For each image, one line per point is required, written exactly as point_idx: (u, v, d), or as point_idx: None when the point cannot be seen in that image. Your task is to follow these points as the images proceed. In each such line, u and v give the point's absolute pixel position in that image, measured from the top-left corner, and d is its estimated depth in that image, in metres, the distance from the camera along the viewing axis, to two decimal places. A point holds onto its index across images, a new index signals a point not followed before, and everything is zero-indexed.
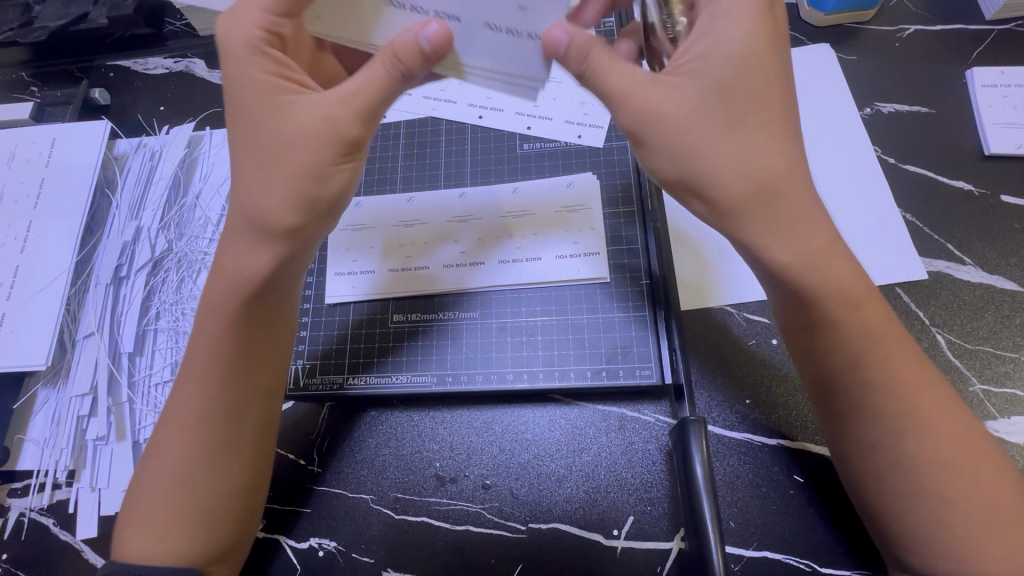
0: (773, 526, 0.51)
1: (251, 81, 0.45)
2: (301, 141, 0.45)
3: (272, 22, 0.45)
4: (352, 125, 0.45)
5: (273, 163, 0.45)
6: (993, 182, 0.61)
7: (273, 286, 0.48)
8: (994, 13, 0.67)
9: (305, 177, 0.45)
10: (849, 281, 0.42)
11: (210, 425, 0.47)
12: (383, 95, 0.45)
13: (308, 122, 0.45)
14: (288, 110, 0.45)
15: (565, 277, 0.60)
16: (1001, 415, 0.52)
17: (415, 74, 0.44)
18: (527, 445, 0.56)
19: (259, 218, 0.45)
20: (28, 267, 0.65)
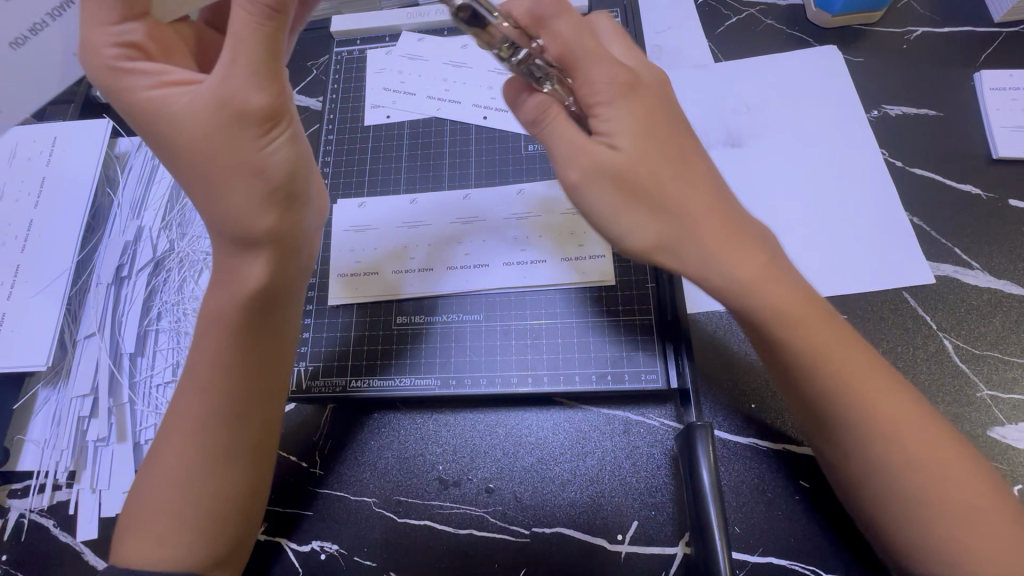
0: (779, 532, 0.50)
1: (174, 110, 0.43)
2: (217, 133, 0.43)
3: (118, 33, 0.43)
4: (257, 96, 0.43)
5: (215, 168, 0.44)
6: (1001, 186, 0.60)
7: (273, 294, 0.48)
8: (1003, 15, 0.67)
9: (243, 168, 0.44)
10: (798, 297, 0.44)
11: (217, 429, 0.47)
12: (269, 49, 0.42)
13: (206, 109, 0.43)
14: (184, 103, 0.43)
15: (570, 279, 0.59)
16: (1009, 422, 0.52)
17: (285, 8, 0.41)
18: (530, 448, 0.55)
19: (231, 228, 0.46)
20: (28, 267, 0.64)
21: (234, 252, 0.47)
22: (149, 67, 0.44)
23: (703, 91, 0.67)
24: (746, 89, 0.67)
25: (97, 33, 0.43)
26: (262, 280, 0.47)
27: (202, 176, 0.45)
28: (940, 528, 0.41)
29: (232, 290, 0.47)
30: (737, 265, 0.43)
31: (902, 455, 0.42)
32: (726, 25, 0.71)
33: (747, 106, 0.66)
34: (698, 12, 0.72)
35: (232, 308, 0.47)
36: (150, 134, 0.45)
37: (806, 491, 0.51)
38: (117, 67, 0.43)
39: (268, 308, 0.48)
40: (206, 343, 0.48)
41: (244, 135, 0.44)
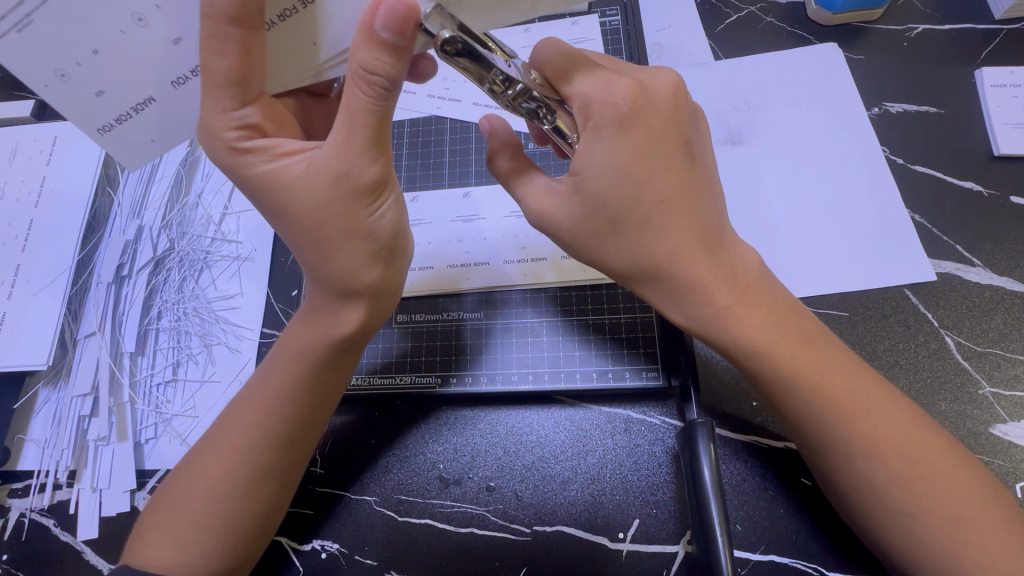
0: (780, 530, 0.50)
1: (292, 173, 0.43)
2: (331, 205, 0.42)
3: (237, 117, 0.41)
4: (369, 167, 0.41)
5: (327, 235, 0.43)
6: (1003, 183, 0.60)
7: (359, 340, 0.49)
8: (1003, 12, 0.67)
9: (355, 234, 0.44)
10: (766, 327, 0.44)
11: (239, 436, 0.47)
12: (381, 126, 0.40)
13: (322, 182, 0.42)
14: (300, 174, 0.42)
15: (569, 278, 0.59)
16: (1011, 419, 0.52)
17: (397, 84, 0.39)
18: (531, 447, 0.55)
19: (337, 285, 0.46)
20: (29, 266, 0.64)
21: (332, 301, 0.47)
22: (267, 143, 0.43)
23: (704, 90, 0.67)
24: (748, 88, 0.66)
25: (216, 118, 0.41)
26: (355, 328, 0.48)
27: (313, 240, 0.44)
28: (936, 540, 0.41)
29: (325, 334, 0.47)
30: (702, 297, 0.44)
31: (893, 471, 0.42)
32: (726, 24, 0.71)
33: (749, 104, 0.65)
34: (698, 10, 0.72)
35: (316, 346, 0.47)
36: (264, 203, 0.45)
37: (807, 488, 0.51)
38: (239, 146, 0.42)
39: (349, 354, 0.49)
40: (271, 369, 0.49)
41: (356, 205, 0.42)
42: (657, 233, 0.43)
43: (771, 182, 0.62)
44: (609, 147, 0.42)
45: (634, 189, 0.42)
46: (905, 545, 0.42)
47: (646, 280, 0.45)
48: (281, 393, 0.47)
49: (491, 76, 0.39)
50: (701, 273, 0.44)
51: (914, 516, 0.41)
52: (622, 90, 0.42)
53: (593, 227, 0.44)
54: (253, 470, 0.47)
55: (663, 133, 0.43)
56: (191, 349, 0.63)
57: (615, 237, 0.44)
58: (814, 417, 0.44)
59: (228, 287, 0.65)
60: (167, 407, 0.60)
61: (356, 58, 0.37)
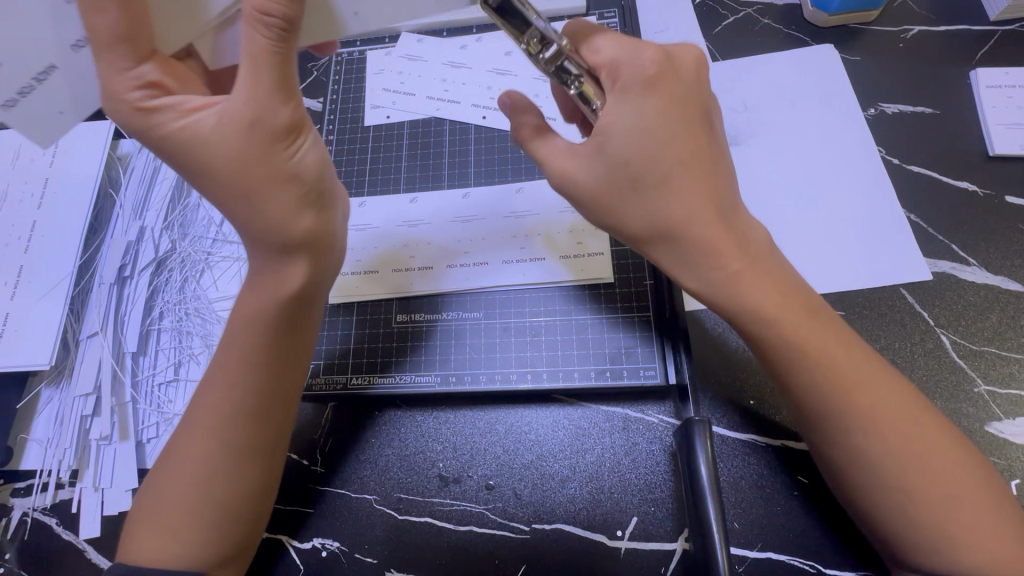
0: (777, 527, 0.51)
1: (204, 125, 0.44)
2: (246, 149, 0.44)
3: (135, 77, 0.43)
4: (277, 110, 0.44)
5: (248, 180, 0.44)
6: (998, 182, 0.61)
7: (307, 299, 0.50)
8: (999, 14, 0.67)
9: (276, 176, 0.45)
10: (773, 292, 0.45)
11: (224, 424, 0.47)
12: (280, 67, 0.42)
13: (232, 129, 0.43)
14: (212, 126, 0.44)
15: (568, 277, 0.60)
16: (1006, 417, 0.52)
17: (296, 26, 0.41)
18: (530, 445, 0.55)
19: (276, 239, 0.46)
20: (32, 267, 0.65)
21: (277, 258, 0.48)
22: (173, 101, 0.44)
23: None
24: (744, 89, 0.67)
25: (116, 79, 0.42)
26: (304, 284, 0.49)
27: (240, 192, 0.45)
28: (933, 519, 0.41)
29: (277, 293, 0.48)
30: (717, 261, 0.44)
31: (891, 445, 0.42)
32: (723, 26, 0.72)
33: (746, 106, 0.66)
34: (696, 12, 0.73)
35: (264, 306, 0.48)
36: (179, 161, 0.45)
37: (804, 486, 0.51)
38: (145, 107, 0.43)
39: (303, 314, 0.50)
40: (232, 338, 0.49)
41: (272, 146, 0.44)
42: (675, 192, 0.44)
43: (768, 182, 0.62)
44: (635, 103, 0.43)
45: (653, 148, 0.43)
46: (902, 532, 0.42)
47: (659, 241, 0.46)
48: (250, 362, 0.48)
49: (527, 36, 0.41)
50: (716, 239, 0.44)
51: (911, 495, 0.42)
52: (649, 55, 0.44)
53: (609, 185, 0.45)
54: (240, 454, 0.47)
55: (692, 94, 0.45)
56: (193, 349, 0.63)
57: (633, 195, 0.45)
58: (815, 392, 0.44)
59: (230, 287, 0.66)
60: (169, 407, 0.61)
61: (250, 2, 0.40)
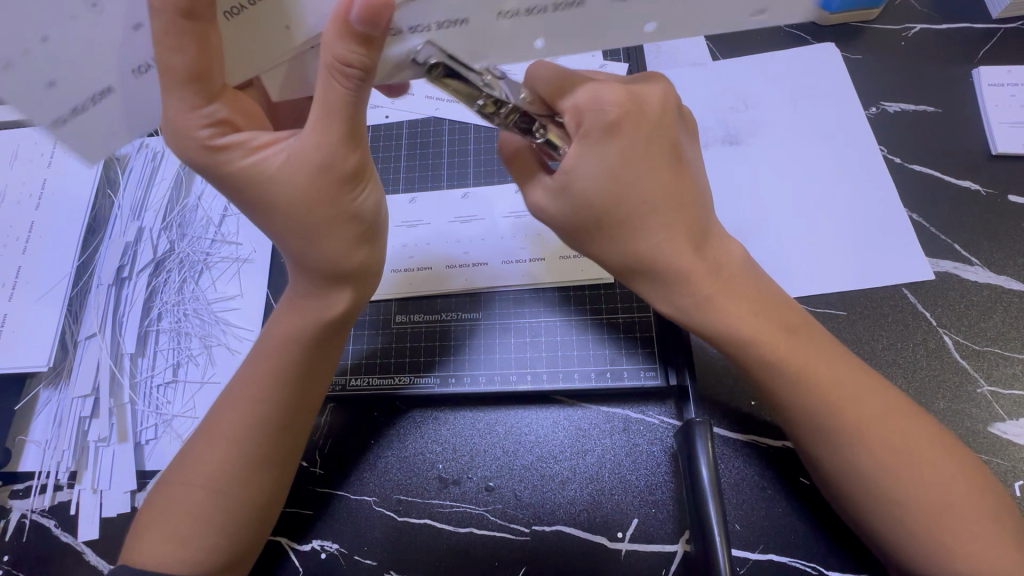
0: (779, 529, 0.50)
1: (285, 167, 0.43)
2: (314, 196, 0.43)
3: (205, 115, 0.41)
4: (344, 156, 0.42)
5: (309, 224, 0.44)
6: (1001, 181, 0.60)
7: (348, 321, 0.51)
8: (1001, 12, 0.67)
9: (341, 220, 0.45)
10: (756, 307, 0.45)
11: (238, 434, 0.47)
12: (348, 113, 0.40)
13: (301, 175, 0.43)
14: (278, 166, 0.43)
15: (568, 277, 0.60)
16: (1010, 418, 0.52)
17: (372, 75, 0.39)
18: (530, 447, 0.55)
19: (321, 269, 0.47)
20: (30, 268, 0.65)
21: (321, 285, 0.48)
22: (241, 138, 0.43)
23: (702, 90, 0.67)
24: (745, 88, 0.67)
25: (184, 117, 0.41)
26: (345, 309, 0.49)
27: (297, 232, 0.45)
28: (927, 529, 0.41)
29: (314, 315, 0.49)
30: (691, 289, 0.44)
31: (880, 460, 0.42)
32: None
33: (747, 105, 0.66)
34: None
35: (300, 325, 0.49)
36: (242, 196, 0.45)
37: (806, 488, 0.51)
38: (213, 145, 0.43)
39: (337, 335, 0.50)
40: (264, 351, 0.49)
41: (337, 191, 0.44)
42: (643, 230, 0.44)
43: (769, 181, 0.62)
44: (596, 152, 0.43)
45: (623, 189, 0.43)
46: (897, 537, 0.42)
47: (634, 275, 0.46)
48: (275, 376, 0.48)
49: (483, 96, 0.41)
50: (691, 270, 0.44)
51: (903, 506, 0.41)
52: (611, 97, 0.43)
53: (581, 224, 0.45)
54: (250, 464, 0.47)
55: (650, 132, 0.43)
56: (192, 350, 0.63)
57: (603, 233, 0.45)
58: (800, 406, 0.44)
59: (229, 288, 0.66)
60: (167, 408, 0.61)
61: (330, 51, 0.37)
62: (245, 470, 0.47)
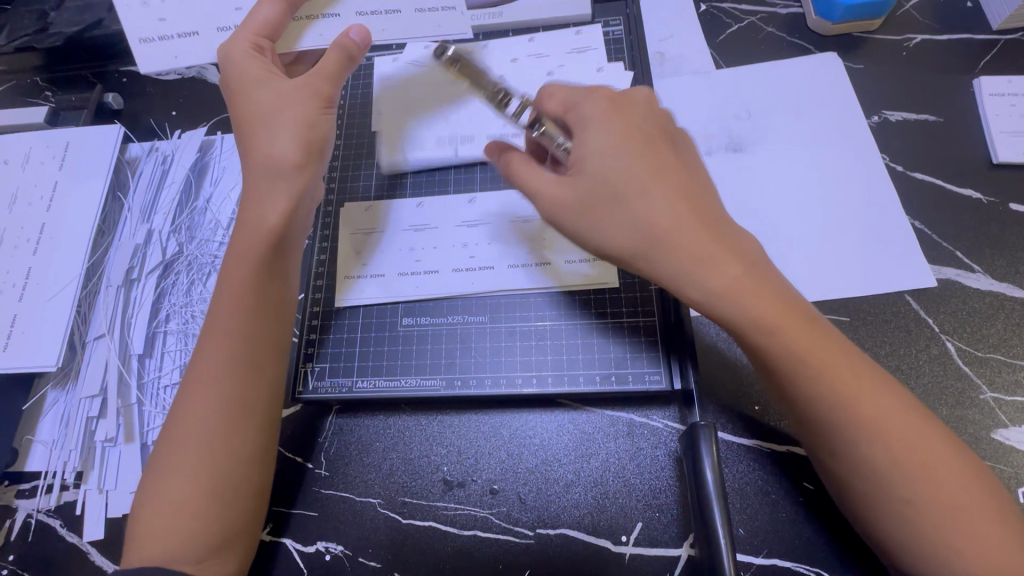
0: (782, 534, 0.50)
1: (279, 88, 0.52)
2: (288, 102, 0.52)
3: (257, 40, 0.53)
4: (325, 82, 0.53)
5: (275, 121, 0.51)
6: (1002, 190, 0.61)
7: (282, 245, 0.51)
8: (1000, 23, 0.68)
9: (299, 124, 0.51)
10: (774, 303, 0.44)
11: (197, 447, 0.46)
12: (344, 68, 0.54)
13: (288, 94, 0.52)
14: (261, 74, 0.52)
15: (574, 281, 0.60)
16: (1013, 424, 0.52)
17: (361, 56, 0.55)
18: (534, 450, 0.55)
19: (264, 159, 0.51)
20: (40, 269, 0.65)
21: (262, 185, 0.51)
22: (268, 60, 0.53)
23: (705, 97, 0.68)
24: (748, 96, 0.67)
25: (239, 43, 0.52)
26: (279, 225, 0.50)
27: (258, 124, 0.52)
28: (934, 530, 0.41)
29: (255, 235, 0.50)
30: (714, 269, 0.44)
31: (897, 456, 0.42)
32: (727, 34, 0.72)
33: (749, 113, 0.66)
34: (699, 20, 0.73)
35: (250, 249, 0.50)
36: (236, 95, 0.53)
37: (809, 493, 0.51)
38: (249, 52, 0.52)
39: (282, 258, 0.51)
40: (210, 349, 0.48)
41: (311, 109, 0.52)
42: (654, 203, 0.45)
43: (771, 188, 0.62)
44: (603, 134, 0.48)
45: (633, 167, 0.46)
46: (902, 537, 0.42)
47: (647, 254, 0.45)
48: (226, 373, 0.47)
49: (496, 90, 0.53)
50: (711, 247, 0.44)
51: (909, 507, 0.42)
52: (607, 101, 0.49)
53: (591, 202, 0.47)
54: (213, 478, 0.46)
55: (644, 127, 0.48)
56: None
57: (616, 208, 0.46)
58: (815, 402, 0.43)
59: None
60: None
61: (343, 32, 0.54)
62: (209, 487, 0.45)
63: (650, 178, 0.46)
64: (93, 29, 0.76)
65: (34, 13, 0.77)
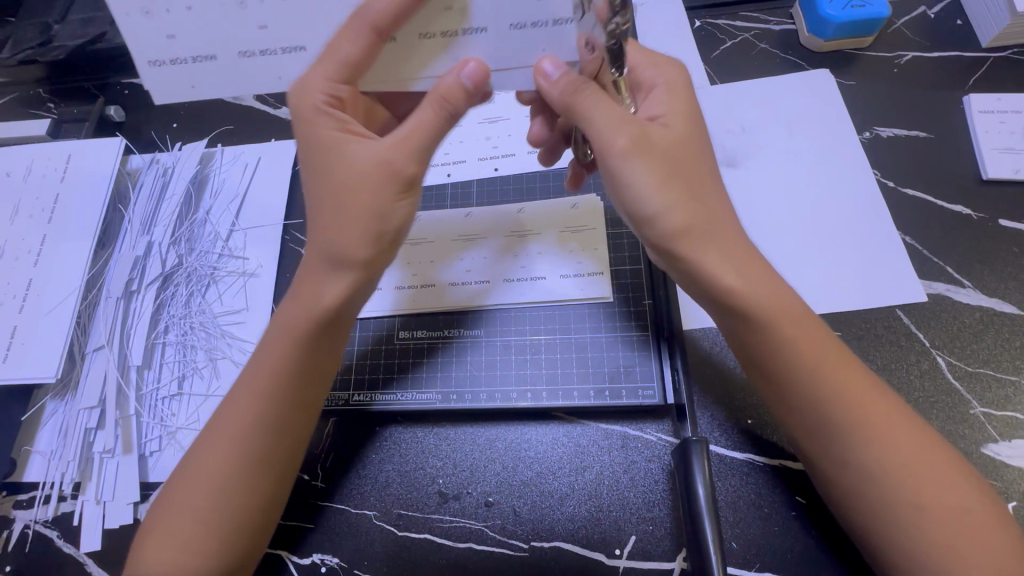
0: (774, 548, 0.51)
1: (358, 162, 0.46)
2: (365, 181, 0.46)
3: (333, 87, 0.45)
4: (409, 164, 0.46)
5: (345, 199, 0.46)
6: (992, 206, 0.62)
7: (338, 317, 0.49)
8: (990, 41, 0.69)
9: (372, 214, 0.46)
10: (793, 308, 0.46)
11: (208, 490, 0.47)
12: (435, 140, 0.46)
13: (368, 168, 0.46)
14: (354, 152, 0.47)
15: (569, 295, 0.61)
16: (1003, 439, 0.52)
17: (462, 116, 0.45)
18: (529, 463, 0.56)
19: (337, 250, 0.47)
20: (41, 281, 0.66)
21: (329, 266, 0.48)
22: (343, 118, 0.47)
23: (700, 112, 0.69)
24: (742, 112, 0.68)
25: (314, 80, 0.45)
26: (339, 302, 0.48)
27: (336, 205, 0.46)
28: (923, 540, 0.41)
29: (311, 307, 0.48)
30: (751, 266, 0.47)
31: (893, 465, 0.43)
32: (721, 50, 0.73)
33: (743, 129, 0.67)
34: (694, 36, 0.74)
35: (305, 322, 0.48)
36: (316, 159, 0.48)
37: (801, 507, 0.51)
38: (320, 107, 0.46)
39: (334, 332, 0.50)
40: (235, 401, 0.49)
41: (386, 193, 0.46)
42: (712, 203, 0.47)
43: (765, 203, 0.63)
44: (681, 135, 0.48)
45: (699, 168, 0.48)
46: (901, 550, 0.42)
47: (697, 234, 0.46)
48: (248, 430, 0.48)
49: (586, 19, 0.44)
50: (752, 255, 0.47)
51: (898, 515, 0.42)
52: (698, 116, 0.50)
53: (653, 170, 0.46)
54: (222, 519, 0.47)
55: (698, 125, 0.49)
56: (197, 364, 0.64)
57: (677, 186, 0.46)
58: (821, 408, 0.45)
59: (235, 302, 0.67)
60: (172, 420, 0.61)
61: (440, 83, 0.43)
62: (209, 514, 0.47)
63: (692, 170, 0.47)
64: (96, 42, 0.77)
65: (37, 26, 0.78)
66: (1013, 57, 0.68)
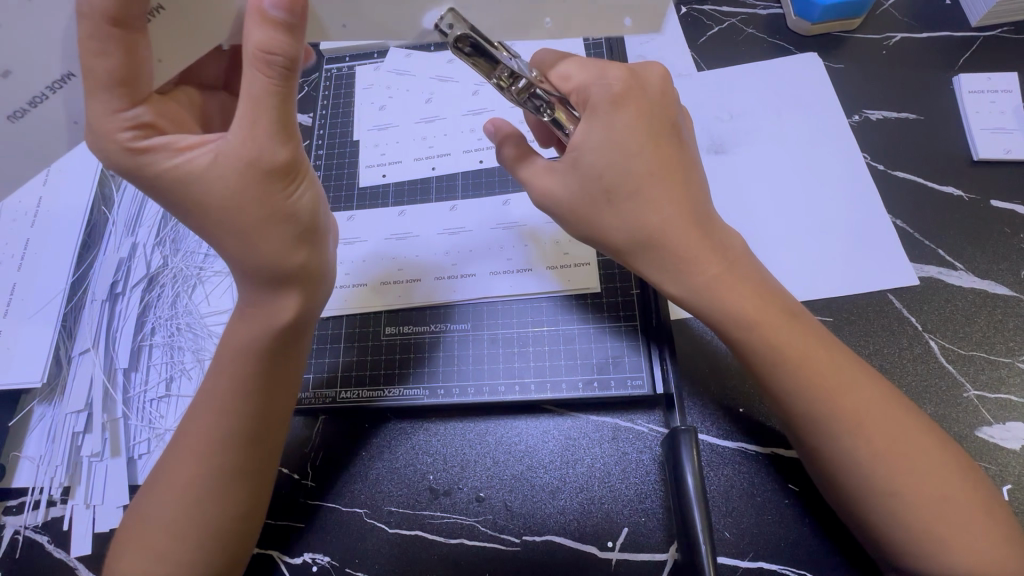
0: (769, 536, 0.50)
1: (229, 172, 0.42)
2: (242, 189, 0.42)
3: (128, 117, 0.42)
4: (274, 148, 0.42)
5: (242, 221, 0.43)
6: (983, 187, 0.61)
7: (300, 328, 0.50)
8: (979, 20, 0.68)
9: (276, 217, 0.44)
10: (753, 298, 0.45)
11: (192, 497, 0.47)
12: (284, 105, 0.41)
13: (230, 172, 0.42)
14: (205, 165, 0.42)
15: (555, 286, 0.60)
16: (997, 422, 0.52)
17: (297, 61, 0.41)
18: (520, 456, 0.55)
19: (267, 273, 0.46)
20: (25, 285, 0.66)
21: (266, 290, 0.48)
22: (166, 139, 0.43)
23: (687, 99, 0.68)
24: (729, 98, 0.67)
25: (106, 120, 0.41)
26: (295, 316, 0.49)
27: (230, 231, 0.44)
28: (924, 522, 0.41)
29: (269, 326, 0.48)
30: (696, 268, 0.45)
31: (876, 445, 0.42)
32: (708, 35, 0.72)
33: (731, 115, 0.66)
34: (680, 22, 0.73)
35: (260, 341, 0.48)
36: (186, 205, 0.44)
37: (795, 494, 0.51)
38: (135, 146, 0.42)
39: (292, 346, 0.50)
40: (221, 421, 0.48)
41: (270, 186, 0.43)
42: (648, 203, 0.45)
43: (752, 190, 0.62)
44: (604, 122, 0.44)
45: (623, 166, 0.44)
46: (889, 530, 0.42)
47: (641, 251, 0.46)
48: (239, 433, 0.48)
49: (498, 71, 0.43)
50: (693, 246, 0.45)
51: (898, 500, 0.41)
52: (615, 75, 0.45)
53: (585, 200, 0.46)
54: (205, 523, 0.46)
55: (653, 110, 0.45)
56: (184, 365, 0.63)
57: (609, 207, 0.46)
58: (797, 398, 0.44)
59: (221, 302, 0.66)
60: (160, 423, 0.61)
61: (252, 41, 0.39)
62: (194, 517, 0.46)
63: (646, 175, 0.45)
64: None
65: None
66: (1003, 36, 0.68)
